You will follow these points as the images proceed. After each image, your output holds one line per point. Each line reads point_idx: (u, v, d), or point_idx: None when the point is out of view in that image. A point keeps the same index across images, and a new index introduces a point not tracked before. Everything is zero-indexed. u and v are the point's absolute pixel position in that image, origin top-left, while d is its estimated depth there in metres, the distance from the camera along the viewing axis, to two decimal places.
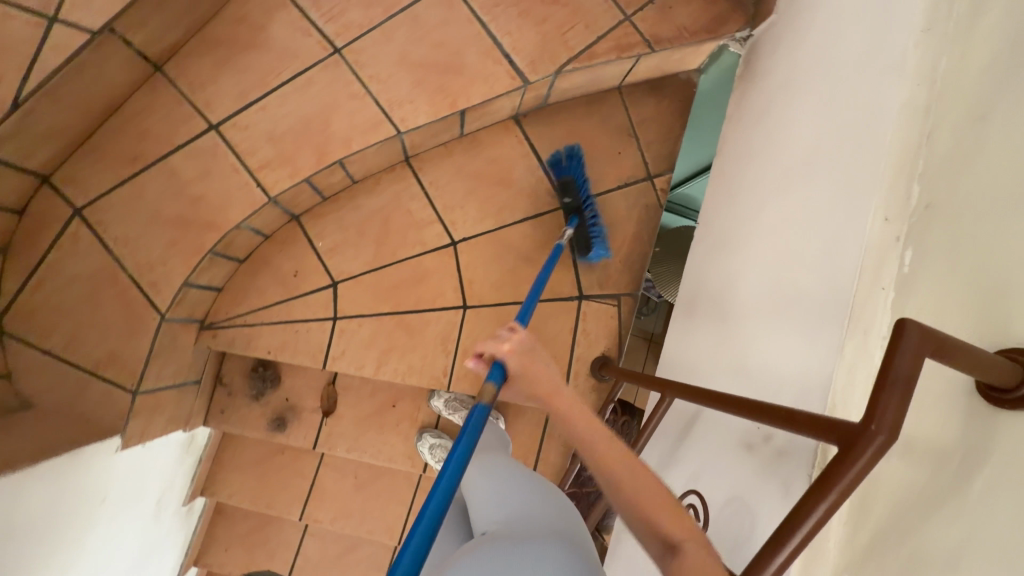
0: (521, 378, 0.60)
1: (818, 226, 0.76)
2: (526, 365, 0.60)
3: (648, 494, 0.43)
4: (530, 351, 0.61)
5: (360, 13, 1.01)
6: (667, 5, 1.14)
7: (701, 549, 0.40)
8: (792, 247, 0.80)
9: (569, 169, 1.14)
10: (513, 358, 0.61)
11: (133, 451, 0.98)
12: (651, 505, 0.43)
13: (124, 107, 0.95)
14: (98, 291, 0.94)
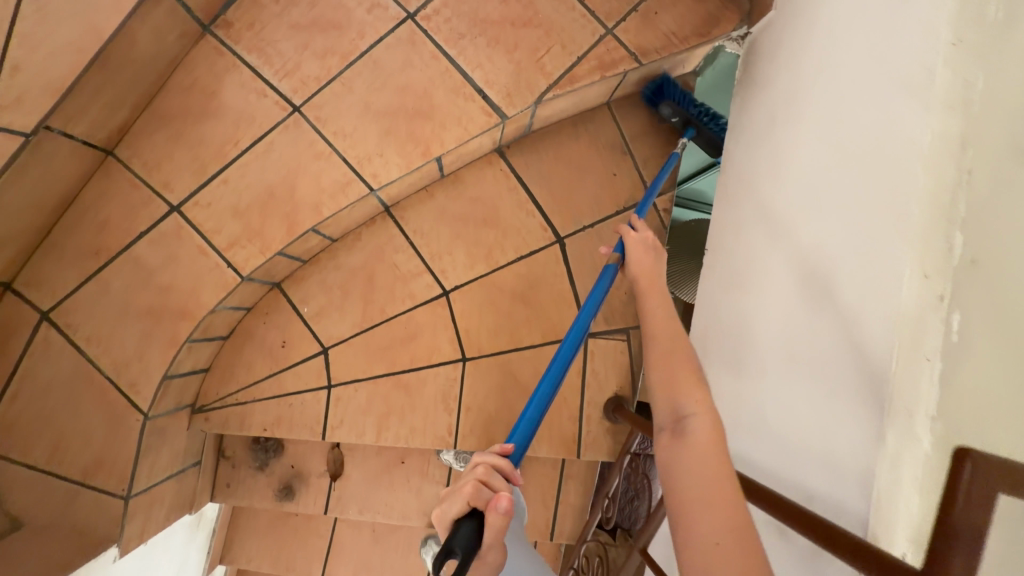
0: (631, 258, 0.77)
1: (839, 278, 0.66)
2: (639, 251, 0.77)
3: (679, 374, 0.54)
4: (647, 245, 0.78)
5: (315, 65, 0.93)
6: (651, 11, 1.03)
7: (709, 422, 0.49)
8: (815, 296, 0.70)
9: (666, 93, 1.12)
10: (637, 243, 0.78)
11: (132, 552, 0.95)
12: (678, 376, 0.54)
13: (79, 199, 0.90)
14: (78, 396, 0.90)
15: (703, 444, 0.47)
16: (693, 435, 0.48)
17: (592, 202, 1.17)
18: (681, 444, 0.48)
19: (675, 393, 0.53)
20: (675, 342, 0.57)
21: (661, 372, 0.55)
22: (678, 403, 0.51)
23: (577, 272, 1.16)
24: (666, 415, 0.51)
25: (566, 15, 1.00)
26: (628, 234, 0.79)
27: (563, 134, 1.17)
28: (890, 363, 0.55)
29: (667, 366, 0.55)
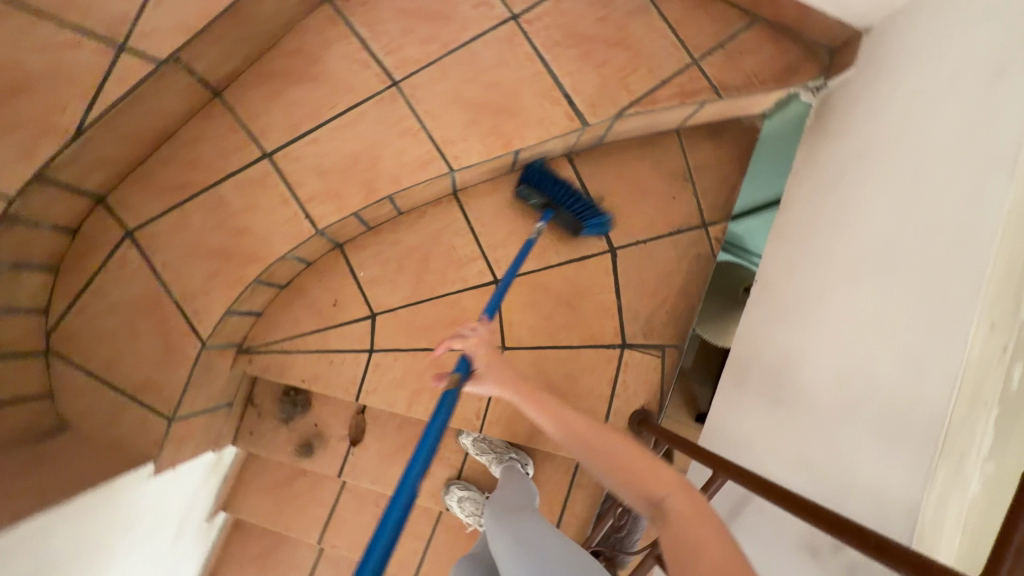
0: (481, 368, 0.77)
1: (897, 324, 0.70)
2: (486, 359, 0.78)
3: (634, 461, 0.54)
4: (486, 348, 0.79)
5: (417, 49, 0.99)
6: (736, 50, 1.08)
7: (680, 496, 0.49)
8: (869, 336, 0.74)
9: (522, 179, 1.13)
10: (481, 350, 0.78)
11: (163, 475, 0.97)
12: (631, 463, 0.54)
13: (178, 134, 0.94)
14: (137, 319, 0.93)
15: (682, 511, 0.47)
16: (674, 514, 0.47)
17: (647, 221, 1.21)
18: (663, 514, 0.48)
19: (639, 482, 0.52)
20: (606, 434, 0.58)
21: (609, 466, 0.55)
22: (647, 489, 0.51)
23: (623, 286, 1.19)
24: (640, 502, 0.51)
25: (656, 41, 1.06)
26: (463, 341, 0.79)
27: (630, 154, 1.22)
28: (949, 408, 0.58)
29: (613, 454, 0.55)
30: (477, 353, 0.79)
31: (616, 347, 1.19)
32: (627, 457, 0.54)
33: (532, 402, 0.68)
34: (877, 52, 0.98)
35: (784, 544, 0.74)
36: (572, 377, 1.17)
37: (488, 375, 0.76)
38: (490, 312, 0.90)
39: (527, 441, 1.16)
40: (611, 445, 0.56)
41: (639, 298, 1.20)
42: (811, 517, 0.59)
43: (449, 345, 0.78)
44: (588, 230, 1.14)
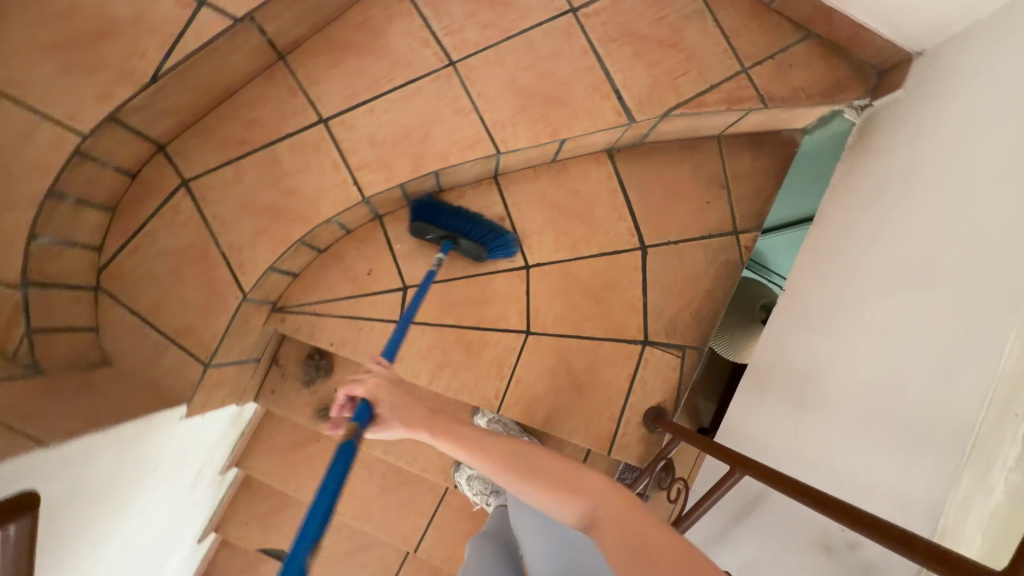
0: (386, 410, 0.72)
1: (929, 338, 0.72)
2: (391, 398, 0.72)
3: (558, 475, 0.56)
4: (388, 386, 0.73)
5: (477, 32, 1.02)
6: (786, 63, 1.10)
7: (611, 499, 0.52)
8: (899, 349, 0.76)
9: (416, 215, 1.12)
10: (382, 391, 0.72)
11: (192, 420, 0.99)
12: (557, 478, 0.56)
13: (240, 93, 0.97)
14: (184, 266, 0.96)
15: (616, 511, 0.50)
16: (606, 520, 0.50)
17: (680, 224, 1.23)
18: (598, 516, 0.51)
19: (569, 489, 0.54)
20: (527, 454, 0.59)
21: (533, 482, 0.56)
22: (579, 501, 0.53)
23: (650, 284, 1.21)
24: (570, 513, 0.53)
25: (708, 47, 1.08)
26: (362, 384, 0.73)
27: (669, 156, 1.24)
28: (978, 420, 0.60)
29: (536, 472, 0.57)
30: (379, 393, 0.73)
31: (638, 343, 1.21)
32: (553, 469, 0.56)
33: (444, 437, 0.65)
34: (925, 77, 1.00)
35: (796, 540, 0.76)
36: (592, 369, 1.20)
37: (396, 418, 0.71)
38: (388, 355, 0.91)
39: (542, 426, 1.19)
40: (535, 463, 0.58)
41: (665, 298, 1.22)
42: (826, 509, 0.61)
43: (349, 390, 0.73)
44: (492, 257, 1.15)
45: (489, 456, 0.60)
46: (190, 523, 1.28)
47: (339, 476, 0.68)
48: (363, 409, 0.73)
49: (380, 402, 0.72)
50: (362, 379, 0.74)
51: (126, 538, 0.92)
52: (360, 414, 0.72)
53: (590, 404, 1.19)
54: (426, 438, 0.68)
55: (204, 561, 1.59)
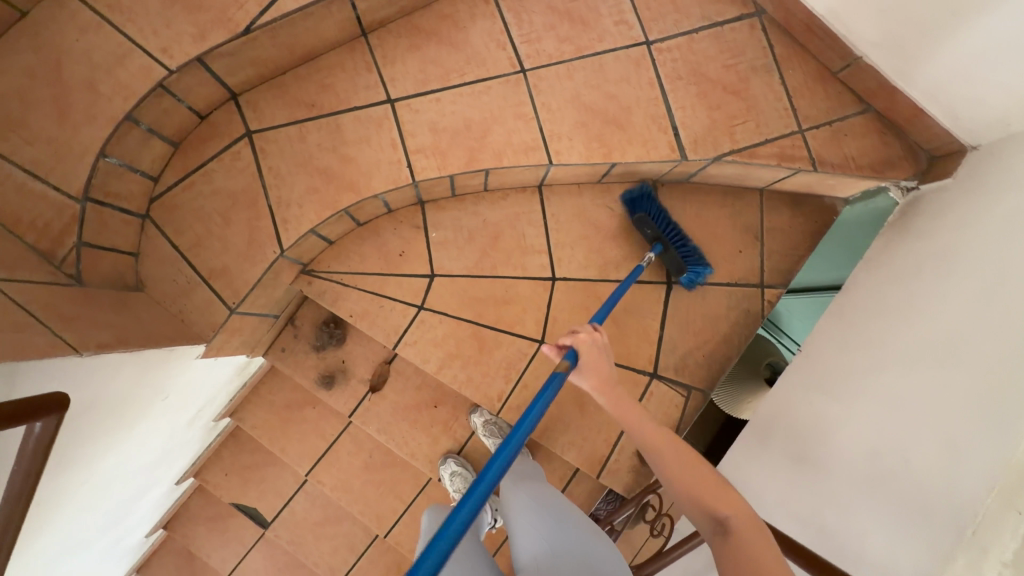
0: (583, 364, 0.80)
1: (946, 420, 0.73)
2: (592, 358, 0.80)
3: (702, 477, 0.58)
4: (597, 345, 0.80)
5: (553, 45, 1.06)
6: (842, 131, 1.13)
7: (746, 522, 0.53)
8: (913, 425, 0.77)
9: (638, 208, 1.20)
10: (586, 346, 0.80)
11: (207, 360, 1.02)
12: (701, 485, 0.57)
13: (319, 59, 1.01)
14: (232, 210, 0.99)
15: (749, 536, 0.52)
16: (738, 532, 0.52)
17: (710, 266, 1.25)
18: (730, 533, 0.52)
19: (707, 496, 0.56)
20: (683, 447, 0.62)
21: (677, 481, 0.59)
22: (712, 507, 0.55)
23: (669, 318, 1.23)
24: (704, 519, 0.55)
25: (771, 102, 1.10)
26: (575, 335, 0.81)
27: (711, 199, 1.26)
28: (984, 504, 0.61)
29: (687, 468, 0.60)
30: (585, 348, 0.80)
31: (646, 374, 1.22)
32: (701, 478, 0.58)
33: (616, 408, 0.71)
34: (979, 168, 1.01)
35: None
36: None
37: (586, 371, 0.79)
38: (597, 321, 0.99)
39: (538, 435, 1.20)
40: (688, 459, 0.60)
41: (681, 334, 1.24)
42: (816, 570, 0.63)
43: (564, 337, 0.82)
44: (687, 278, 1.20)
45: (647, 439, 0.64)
46: (176, 460, 1.30)
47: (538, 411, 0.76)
48: (573, 355, 0.81)
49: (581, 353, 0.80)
50: (576, 332, 0.82)
51: (122, 457, 0.94)
52: (569, 356, 0.81)
53: (589, 423, 1.21)
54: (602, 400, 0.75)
55: (176, 503, 1.61)
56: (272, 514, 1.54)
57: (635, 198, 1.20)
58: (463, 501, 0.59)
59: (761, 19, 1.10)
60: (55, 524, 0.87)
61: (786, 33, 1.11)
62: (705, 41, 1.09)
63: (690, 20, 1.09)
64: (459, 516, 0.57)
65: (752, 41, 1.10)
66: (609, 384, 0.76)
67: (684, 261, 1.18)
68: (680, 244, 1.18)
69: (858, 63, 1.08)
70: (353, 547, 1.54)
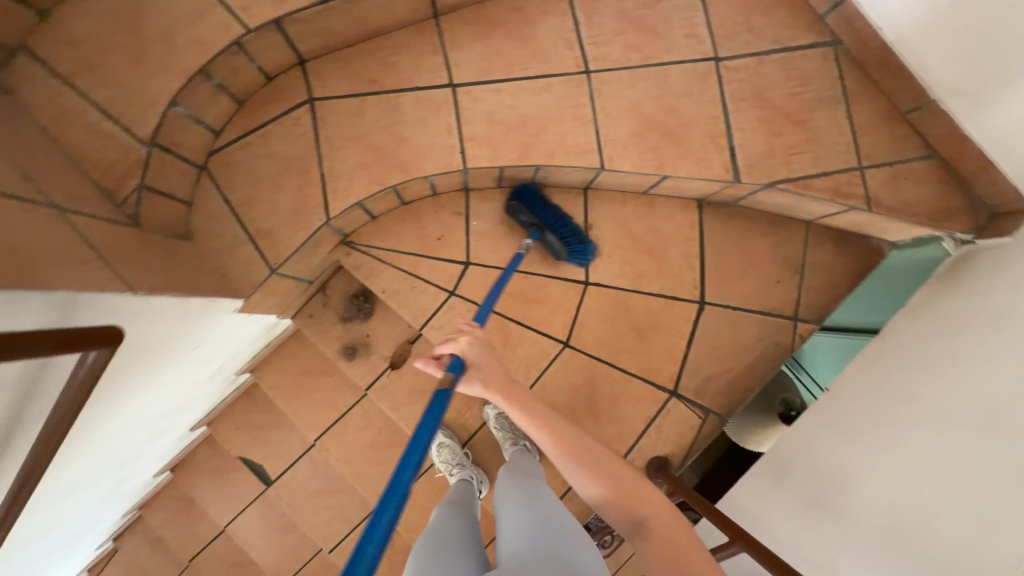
0: (476, 369, 0.84)
1: (977, 499, 0.73)
2: (483, 360, 0.85)
3: (621, 481, 0.66)
4: (479, 347, 0.86)
5: (620, 50, 1.05)
6: (903, 174, 1.09)
7: (663, 514, 0.60)
8: (943, 496, 0.77)
9: (512, 198, 1.16)
10: (472, 351, 0.85)
11: (242, 316, 1.04)
12: (621, 491, 0.65)
13: (387, 36, 1.01)
14: (284, 174, 1.01)
15: (665, 527, 0.58)
16: (655, 529, 0.59)
17: (744, 292, 1.23)
18: (648, 531, 0.59)
19: (631, 501, 0.63)
20: (594, 452, 0.69)
21: (595, 483, 0.67)
22: (634, 511, 0.62)
23: (696, 339, 1.22)
24: (628, 523, 0.62)
25: (833, 135, 1.08)
26: (455, 344, 0.86)
27: (755, 225, 1.24)
28: None
29: (604, 471, 0.67)
30: (470, 354, 0.85)
31: (666, 391, 1.21)
32: (617, 472, 0.67)
33: (522, 413, 0.76)
34: None
35: None
36: (613, 399, 1.21)
37: (482, 380, 0.83)
38: (481, 320, 0.96)
39: None
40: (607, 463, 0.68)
41: (705, 357, 1.22)
42: None
43: (445, 346, 0.86)
44: (571, 256, 1.18)
45: (560, 444, 0.71)
46: (194, 408, 1.33)
47: (432, 426, 0.77)
48: (456, 364, 0.85)
49: (468, 358, 0.85)
50: (454, 339, 0.87)
51: (149, 399, 0.97)
52: (453, 366, 0.85)
53: (601, 432, 1.20)
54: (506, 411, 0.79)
55: (185, 450, 1.65)
56: (275, 474, 1.58)
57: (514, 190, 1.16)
58: (368, 539, 0.54)
59: (836, 50, 1.07)
60: (82, 455, 0.90)
61: (859, 66, 1.08)
62: (774, 65, 1.07)
63: (763, 42, 1.06)
64: (368, 554, 0.53)
65: (823, 71, 1.08)
66: (506, 388, 0.81)
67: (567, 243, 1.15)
68: (557, 227, 1.15)
69: (930, 106, 1.03)
70: (348, 521, 1.55)
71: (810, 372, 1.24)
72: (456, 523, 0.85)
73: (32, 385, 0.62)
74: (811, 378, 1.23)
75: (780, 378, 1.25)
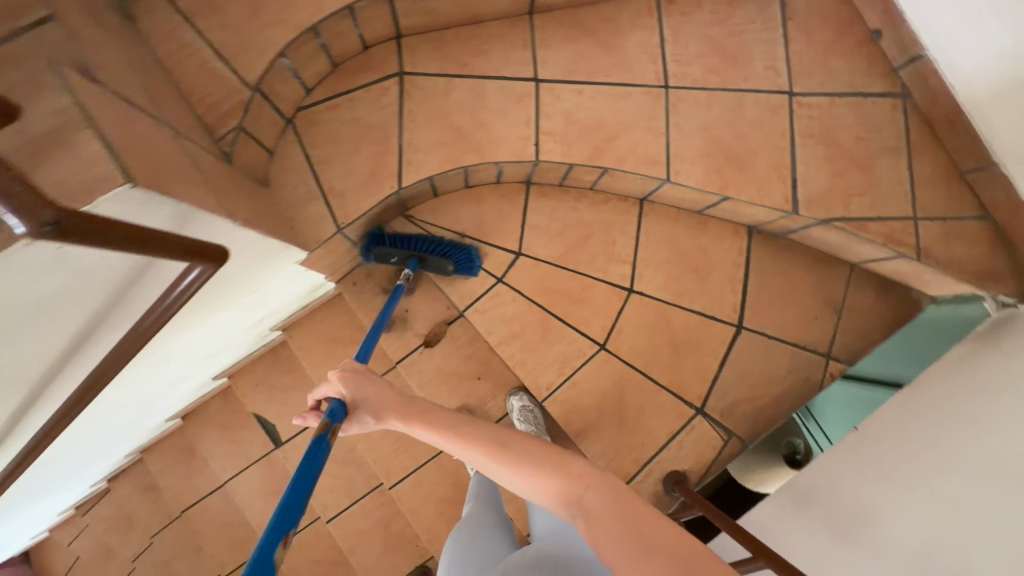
0: (361, 405, 0.72)
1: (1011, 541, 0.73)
2: (365, 389, 0.73)
3: (540, 458, 0.55)
4: (355, 379, 0.74)
5: (701, 72, 1.09)
6: (955, 231, 1.12)
7: (594, 485, 0.50)
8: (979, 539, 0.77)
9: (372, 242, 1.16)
10: (350, 384, 0.74)
11: (299, 269, 1.07)
12: (543, 470, 0.54)
13: (482, 24, 1.06)
14: (364, 140, 1.04)
15: (603, 499, 0.49)
16: (594, 507, 0.48)
17: (781, 324, 1.25)
18: (586, 511, 0.49)
19: (560, 475, 0.52)
20: (506, 434, 0.58)
21: (519, 474, 0.55)
22: (565, 490, 0.51)
23: (729, 361, 1.24)
24: (563, 507, 0.51)
25: (893, 184, 1.11)
26: (330, 386, 0.75)
27: (800, 260, 1.27)
28: None
29: (519, 454, 0.56)
30: (349, 389, 0.74)
31: (692, 408, 1.23)
32: (541, 454, 0.55)
33: (422, 424, 0.65)
34: None
35: None
36: (640, 408, 1.22)
37: (370, 411, 0.71)
38: (362, 357, 0.97)
39: (573, 435, 1.22)
40: (519, 443, 0.57)
41: (735, 381, 1.24)
42: None
43: (319, 392, 0.75)
44: (460, 271, 1.20)
45: (471, 443, 0.59)
46: (226, 356, 1.34)
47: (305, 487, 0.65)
48: (337, 409, 0.74)
49: (350, 394, 0.73)
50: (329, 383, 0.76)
51: (199, 335, 0.98)
52: (334, 413, 0.73)
53: (623, 438, 1.22)
54: (408, 429, 0.67)
55: (200, 400, 1.66)
56: (288, 436, 1.59)
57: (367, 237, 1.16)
58: None
59: (906, 102, 1.11)
60: (129, 378, 0.91)
61: (927, 122, 1.11)
62: (845, 108, 1.11)
63: (838, 84, 1.10)
64: None
65: (891, 120, 1.11)
66: (398, 402, 0.70)
67: (448, 258, 1.18)
68: (428, 249, 1.17)
69: (992, 168, 1.07)
70: (352, 493, 1.56)
71: (818, 421, 1.22)
72: (488, 513, 0.87)
73: (121, 300, 0.65)
74: (818, 427, 1.22)
75: (793, 420, 1.24)
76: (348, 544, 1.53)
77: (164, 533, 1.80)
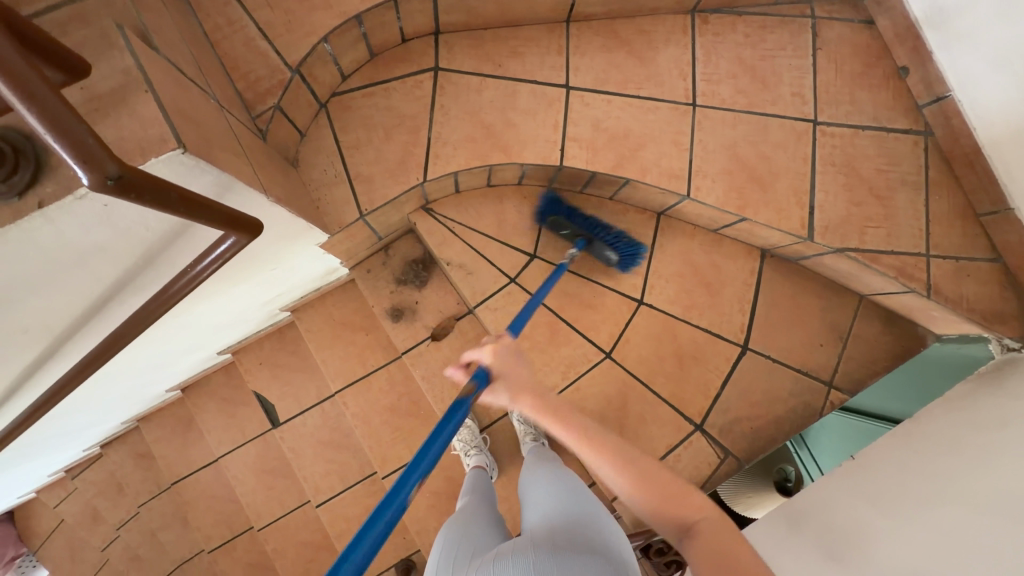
0: (500, 378, 0.77)
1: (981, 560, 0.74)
2: (508, 366, 0.78)
3: (664, 483, 0.59)
4: (506, 355, 0.79)
5: (729, 92, 1.10)
6: (966, 271, 1.13)
7: (710, 522, 0.55)
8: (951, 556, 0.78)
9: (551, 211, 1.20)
10: (495, 358, 0.79)
11: (318, 252, 1.08)
12: (663, 496, 0.58)
13: (521, 28, 1.08)
14: (395, 130, 1.06)
15: (715, 534, 0.54)
16: (707, 539, 0.54)
17: (787, 347, 1.27)
18: (695, 536, 0.55)
19: (674, 502, 0.57)
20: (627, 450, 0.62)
21: (641, 491, 0.59)
22: (676, 513, 0.57)
23: (732, 380, 1.25)
24: (671, 527, 0.57)
25: (909, 218, 1.12)
26: (480, 350, 0.80)
27: (809, 286, 1.29)
28: None
29: (641, 471, 0.60)
30: (496, 362, 0.79)
31: (692, 423, 1.24)
32: (662, 479, 0.59)
33: (562, 425, 0.66)
34: None
35: None
36: (640, 418, 1.23)
37: (509, 384, 0.76)
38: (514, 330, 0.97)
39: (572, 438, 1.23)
40: (645, 463, 0.61)
41: (736, 399, 1.25)
42: None
43: (469, 354, 0.81)
44: (620, 263, 1.22)
45: (598, 449, 0.62)
46: (235, 332, 1.35)
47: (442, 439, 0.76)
48: (481, 374, 0.81)
49: (494, 367, 0.79)
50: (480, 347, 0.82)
51: (214, 307, 0.99)
52: (478, 377, 0.81)
53: None
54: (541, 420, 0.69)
55: (203, 372, 1.67)
56: (286, 416, 1.59)
57: (546, 203, 1.20)
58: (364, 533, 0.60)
59: (927, 140, 1.12)
60: (143, 342, 0.93)
61: (946, 160, 1.12)
62: (867, 140, 1.12)
63: (862, 116, 1.12)
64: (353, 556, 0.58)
65: (912, 156, 1.13)
66: (541, 393, 0.71)
67: (614, 247, 1.18)
68: (600, 234, 1.18)
69: (1007, 213, 1.07)
70: (344, 479, 1.57)
71: (811, 450, 1.23)
72: (483, 509, 0.87)
73: (150, 265, 0.66)
74: (811, 456, 1.23)
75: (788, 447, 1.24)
76: (336, 529, 1.54)
77: (153, 503, 1.80)
